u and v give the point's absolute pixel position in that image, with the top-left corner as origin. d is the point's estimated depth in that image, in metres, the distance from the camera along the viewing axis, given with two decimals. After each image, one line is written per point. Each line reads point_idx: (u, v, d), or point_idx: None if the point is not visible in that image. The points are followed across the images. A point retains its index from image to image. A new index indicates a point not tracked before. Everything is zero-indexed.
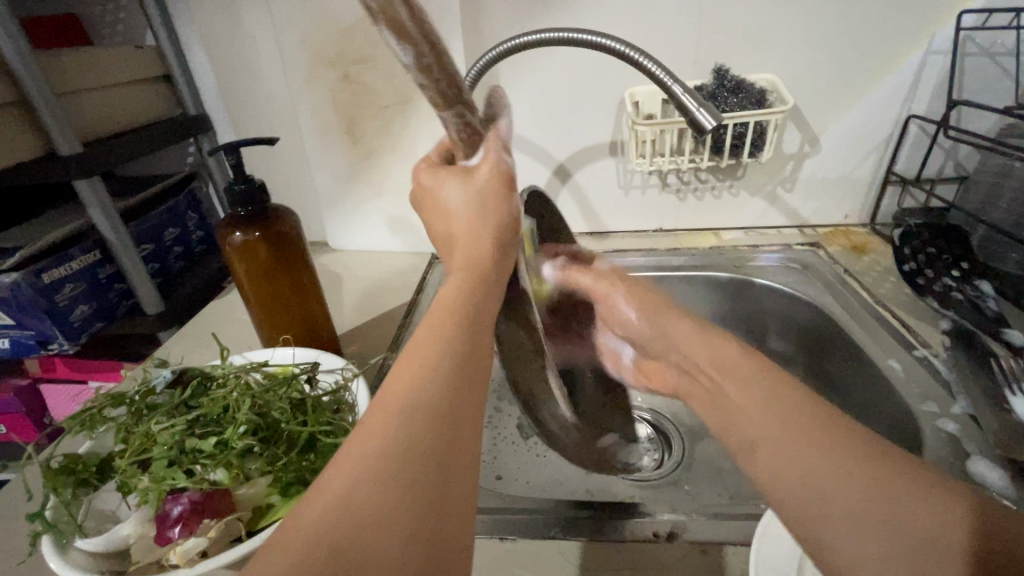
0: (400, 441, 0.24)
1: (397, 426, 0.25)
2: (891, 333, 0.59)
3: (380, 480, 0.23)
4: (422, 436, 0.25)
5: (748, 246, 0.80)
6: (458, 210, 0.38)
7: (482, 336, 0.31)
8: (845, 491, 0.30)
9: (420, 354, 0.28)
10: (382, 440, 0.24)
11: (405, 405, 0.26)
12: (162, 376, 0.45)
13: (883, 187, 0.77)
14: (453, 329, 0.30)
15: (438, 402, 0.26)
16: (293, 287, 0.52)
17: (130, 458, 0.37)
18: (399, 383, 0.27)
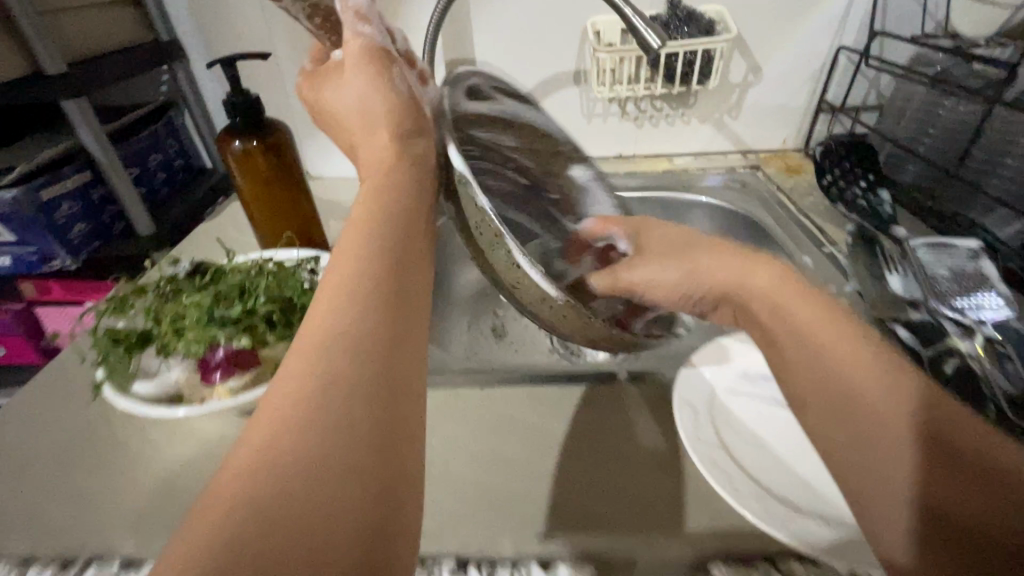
0: (322, 388, 0.26)
1: (320, 365, 0.26)
2: (807, 236, 0.70)
3: (308, 422, 0.24)
4: (350, 375, 0.26)
5: (696, 169, 0.89)
6: (361, 108, 0.45)
7: (403, 268, 0.33)
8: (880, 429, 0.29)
9: (335, 291, 0.30)
10: (305, 380, 0.26)
11: (328, 338, 0.27)
12: (183, 268, 0.51)
13: (816, 114, 0.86)
14: (373, 258, 0.32)
15: (353, 351, 0.27)
16: (289, 194, 0.58)
17: (168, 326, 0.44)
18: (319, 323, 0.28)
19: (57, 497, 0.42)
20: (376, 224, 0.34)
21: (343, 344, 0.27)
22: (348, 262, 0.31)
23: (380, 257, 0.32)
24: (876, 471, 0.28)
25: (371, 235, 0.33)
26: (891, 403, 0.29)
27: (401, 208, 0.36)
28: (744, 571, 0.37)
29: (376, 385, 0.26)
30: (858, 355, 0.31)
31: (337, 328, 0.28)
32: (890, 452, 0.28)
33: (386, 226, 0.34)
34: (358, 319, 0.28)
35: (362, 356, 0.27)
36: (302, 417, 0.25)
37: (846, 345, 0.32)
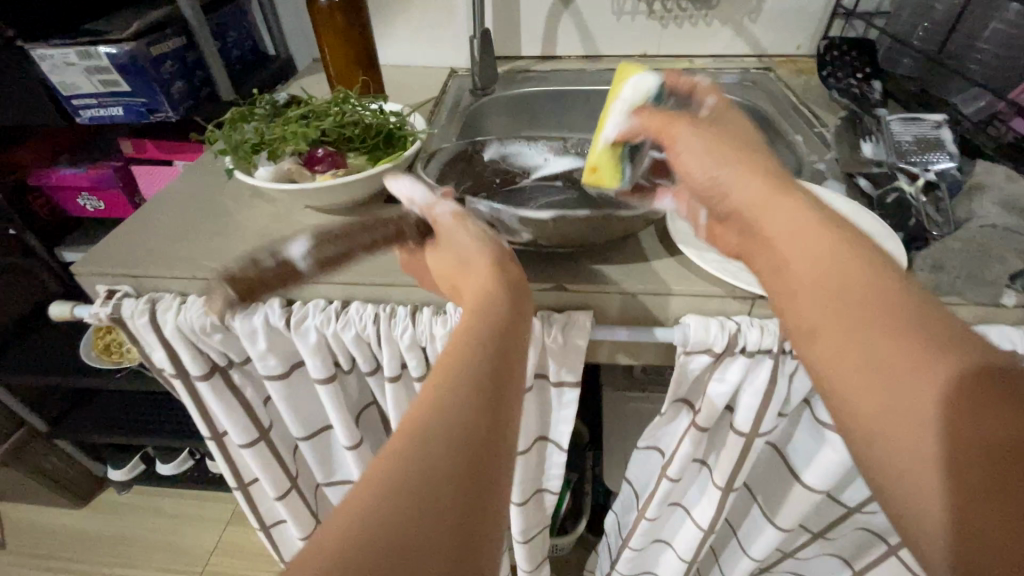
0: (421, 460, 0.29)
1: (422, 443, 0.29)
2: (804, 121, 0.79)
3: (407, 492, 0.27)
4: (450, 457, 0.29)
5: (713, 69, 0.97)
6: (456, 254, 0.45)
7: (501, 366, 0.35)
8: (894, 428, 0.31)
9: (440, 380, 0.33)
10: (408, 455, 0.29)
11: (433, 418, 0.31)
12: (280, 96, 0.64)
13: (830, 19, 0.93)
14: (478, 357, 0.35)
15: (456, 433, 0.30)
16: (360, 49, 0.69)
17: (279, 131, 0.58)
18: (426, 402, 0.32)
19: (198, 249, 0.57)
20: (481, 323, 0.38)
21: (445, 425, 0.30)
22: (456, 355, 0.35)
23: (482, 371, 0.34)
24: (903, 420, 0.30)
25: (475, 344, 0.36)
26: (915, 365, 0.31)
27: (503, 321, 0.39)
28: (704, 317, 0.50)
29: (468, 470, 0.29)
30: (868, 303, 0.34)
31: (436, 429, 0.30)
32: (918, 417, 0.30)
33: (486, 336, 0.37)
34: (461, 404, 0.32)
35: (455, 465, 0.29)
36: (402, 486, 0.27)
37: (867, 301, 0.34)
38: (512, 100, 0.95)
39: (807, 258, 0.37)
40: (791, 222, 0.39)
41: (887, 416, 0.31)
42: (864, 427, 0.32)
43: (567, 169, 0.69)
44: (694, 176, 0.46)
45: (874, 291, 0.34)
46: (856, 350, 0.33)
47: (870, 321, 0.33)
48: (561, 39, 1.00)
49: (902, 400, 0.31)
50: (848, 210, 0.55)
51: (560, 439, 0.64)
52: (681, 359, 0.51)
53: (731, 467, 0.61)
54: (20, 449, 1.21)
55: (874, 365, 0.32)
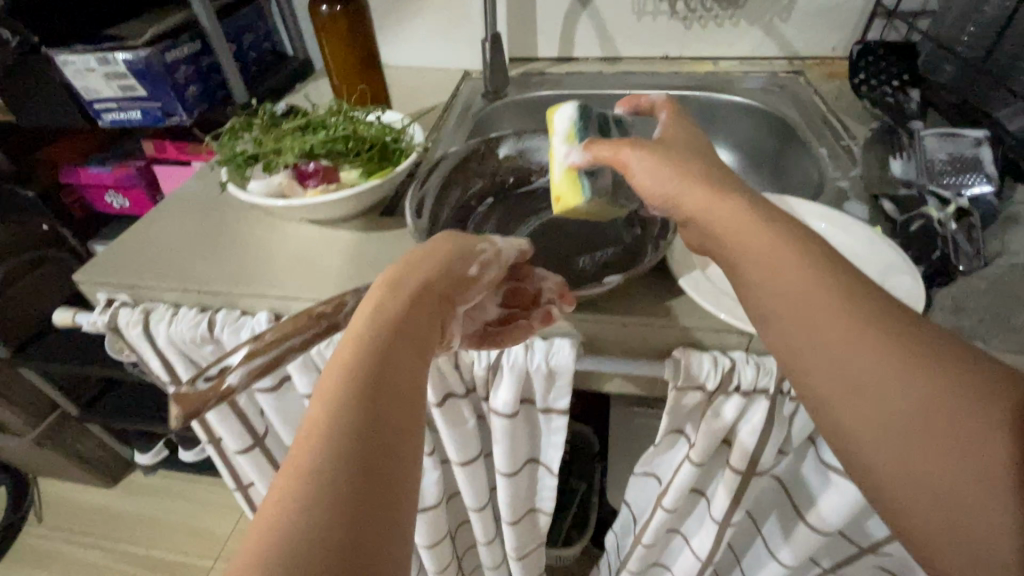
0: (328, 453, 0.27)
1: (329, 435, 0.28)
2: (830, 132, 0.74)
3: (307, 493, 0.26)
4: (354, 452, 0.28)
5: (738, 73, 0.92)
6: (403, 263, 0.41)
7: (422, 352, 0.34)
8: (944, 463, 0.29)
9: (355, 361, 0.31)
10: (311, 451, 0.27)
11: (343, 405, 0.29)
12: (280, 108, 0.63)
13: (869, 19, 0.86)
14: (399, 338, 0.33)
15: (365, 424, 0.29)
16: (363, 57, 0.68)
17: (272, 145, 0.57)
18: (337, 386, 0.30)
19: (194, 261, 0.57)
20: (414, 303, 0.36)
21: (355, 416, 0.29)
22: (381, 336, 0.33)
23: (399, 354, 0.33)
24: (959, 487, 0.28)
25: (347, 394, 0.30)
26: (969, 398, 0.29)
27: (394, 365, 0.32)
28: (697, 352, 0.47)
29: (369, 463, 0.28)
30: (883, 370, 0.31)
31: (346, 415, 0.29)
32: (978, 451, 0.28)
33: (368, 388, 0.30)
34: (371, 393, 0.30)
35: (359, 458, 0.27)
36: (306, 486, 0.26)
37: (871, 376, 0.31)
38: (525, 104, 0.93)
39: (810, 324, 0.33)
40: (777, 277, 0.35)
41: (939, 448, 0.29)
42: (910, 457, 0.30)
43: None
44: (656, 203, 0.42)
45: (888, 346, 0.31)
46: (880, 420, 0.31)
47: (891, 393, 0.30)
48: (579, 39, 0.97)
49: (953, 430, 0.29)
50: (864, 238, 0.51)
51: (550, 463, 0.62)
52: (673, 394, 0.49)
53: (729, 502, 0.58)
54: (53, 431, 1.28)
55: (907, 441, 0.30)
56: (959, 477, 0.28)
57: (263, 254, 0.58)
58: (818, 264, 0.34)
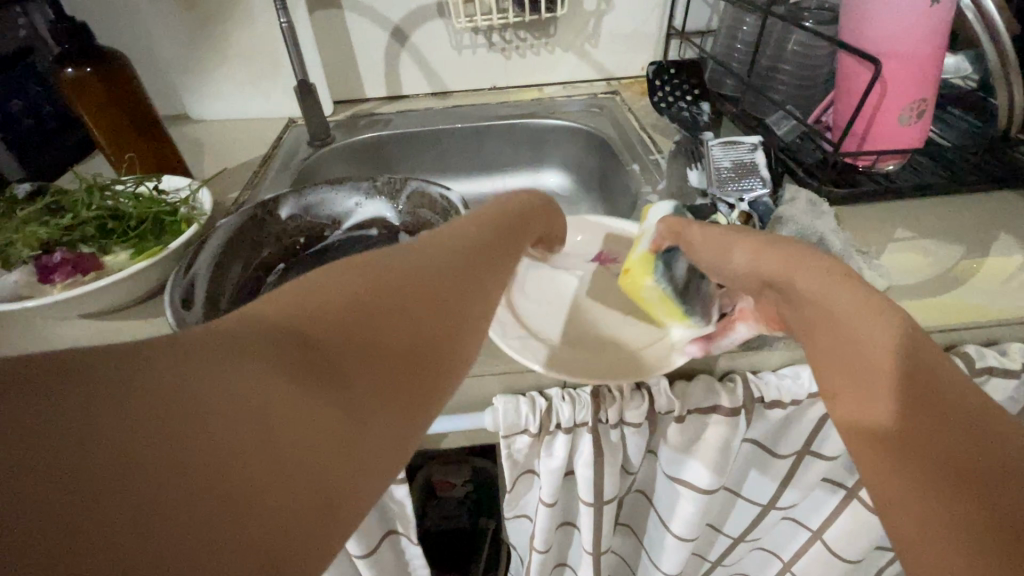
0: (362, 341, 0.25)
1: (369, 322, 0.26)
2: (642, 147, 0.78)
3: (318, 368, 0.23)
4: (384, 363, 0.25)
5: (562, 97, 0.95)
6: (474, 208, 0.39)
7: (478, 292, 0.32)
8: (875, 386, 0.31)
9: (413, 266, 0.30)
10: (340, 323, 0.25)
11: (392, 301, 0.27)
12: (23, 190, 0.54)
13: (666, 40, 0.93)
14: (456, 265, 0.31)
15: (399, 329, 0.27)
16: (134, 121, 0.61)
17: (5, 237, 0.48)
18: (391, 274, 0.28)
19: None
20: (478, 238, 0.35)
21: (394, 326, 0.26)
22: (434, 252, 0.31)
23: (455, 280, 0.31)
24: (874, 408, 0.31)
25: (436, 247, 0.32)
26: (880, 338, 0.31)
27: (492, 248, 0.35)
28: (516, 396, 0.45)
29: (396, 380, 0.25)
30: (848, 289, 0.33)
31: (388, 315, 0.26)
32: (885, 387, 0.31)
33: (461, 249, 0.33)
34: (417, 307, 0.28)
35: (388, 365, 0.25)
36: (315, 352, 0.23)
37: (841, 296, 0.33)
38: (357, 147, 0.89)
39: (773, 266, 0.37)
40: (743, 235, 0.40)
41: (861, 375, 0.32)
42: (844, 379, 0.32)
43: (379, 215, 0.63)
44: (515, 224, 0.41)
45: (856, 307, 0.33)
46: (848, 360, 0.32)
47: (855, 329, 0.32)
48: (404, 76, 0.95)
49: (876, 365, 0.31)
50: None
51: (410, 531, 0.58)
52: (502, 442, 0.47)
53: (593, 530, 0.57)
54: None
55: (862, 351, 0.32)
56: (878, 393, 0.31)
57: (15, 369, 0.48)
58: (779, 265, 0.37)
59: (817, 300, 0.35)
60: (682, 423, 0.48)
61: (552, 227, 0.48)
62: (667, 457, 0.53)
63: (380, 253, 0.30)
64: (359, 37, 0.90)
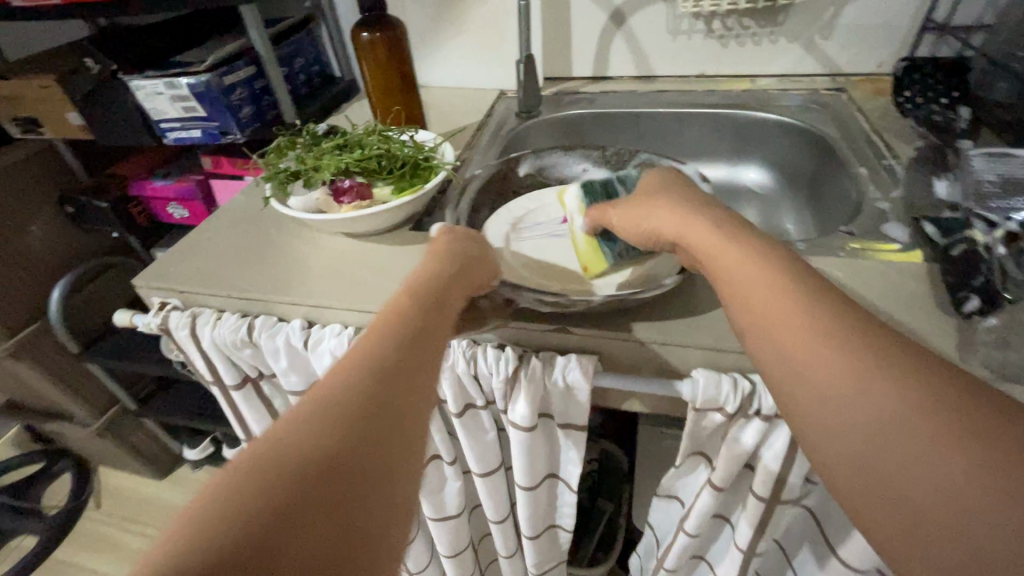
0: (300, 468, 0.27)
1: (299, 439, 0.28)
2: (874, 150, 0.72)
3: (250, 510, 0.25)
4: (327, 485, 0.27)
5: (777, 90, 0.91)
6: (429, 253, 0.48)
7: (404, 378, 0.34)
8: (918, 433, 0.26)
9: (342, 373, 0.32)
10: (277, 452, 0.28)
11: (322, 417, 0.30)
12: (322, 127, 0.68)
13: (918, 35, 0.83)
14: (372, 353, 0.34)
15: (326, 434, 0.29)
16: (400, 80, 0.72)
17: (311, 163, 0.61)
18: (325, 390, 0.31)
19: (238, 271, 0.61)
20: (381, 323, 0.37)
21: (327, 439, 0.29)
22: (357, 349, 0.34)
23: (372, 371, 0.33)
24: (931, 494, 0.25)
25: (327, 409, 0.30)
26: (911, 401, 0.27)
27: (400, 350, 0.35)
28: (718, 373, 0.47)
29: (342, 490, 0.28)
30: (857, 367, 0.29)
31: (316, 430, 0.29)
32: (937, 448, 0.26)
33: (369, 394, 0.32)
34: (346, 413, 0.30)
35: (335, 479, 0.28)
36: (258, 491, 0.26)
37: (915, 417, 0.27)
38: (560, 122, 0.94)
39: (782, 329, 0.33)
40: (765, 271, 0.36)
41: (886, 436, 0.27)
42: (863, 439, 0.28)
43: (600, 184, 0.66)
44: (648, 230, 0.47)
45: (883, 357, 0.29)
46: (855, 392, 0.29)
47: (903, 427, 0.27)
48: (614, 58, 0.98)
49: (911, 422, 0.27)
50: (880, 288, 0.51)
51: (570, 479, 0.62)
52: (693, 415, 0.48)
53: (753, 530, 0.56)
54: (112, 424, 1.37)
55: (932, 474, 0.26)
56: (918, 460, 0.26)
57: (301, 266, 0.61)
58: (825, 291, 0.33)
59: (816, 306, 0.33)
60: None
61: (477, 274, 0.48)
62: None
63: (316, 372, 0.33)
64: (579, 17, 0.94)
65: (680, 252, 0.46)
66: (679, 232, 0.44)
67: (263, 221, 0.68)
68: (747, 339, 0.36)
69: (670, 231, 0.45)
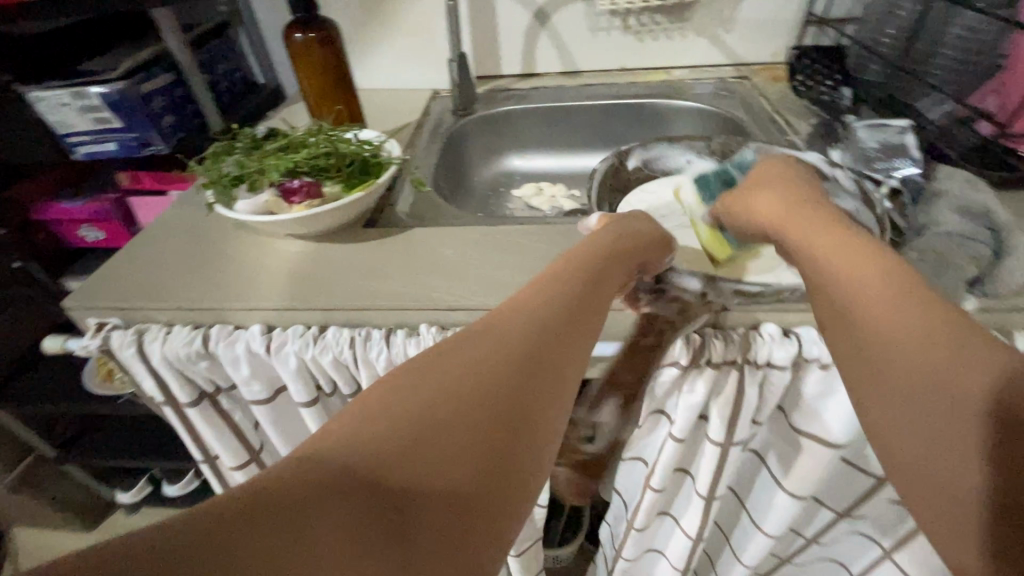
0: (420, 464, 0.31)
1: (417, 434, 0.32)
2: (778, 129, 0.81)
3: (371, 483, 0.29)
4: (441, 482, 0.31)
5: (690, 79, 0.99)
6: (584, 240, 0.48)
7: (527, 396, 0.36)
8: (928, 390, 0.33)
9: (471, 378, 0.35)
10: (394, 437, 0.31)
11: (447, 417, 0.33)
12: (261, 131, 0.67)
13: (804, 27, 0.94)
14: (507, 366, 0.37)
15: (452, 438, 0.33)
16: (337, 80, 0.72)
17: (254, 165, 0.60)
18: (455, 392, 0.34)
19: (183, 281, 0.59)
20: (515, 328, 0.39)
21: (448, 441, 0.32)
22: (486, 353, 0.37)
23: (503, 380, 0.36)
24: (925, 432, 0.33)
25: (452, 417, 0.33)
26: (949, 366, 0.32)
27: (532, 366, 0.37)
28: (670, 331, 0.51)
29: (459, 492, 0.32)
30: (925, 340, 0.34)
31: (438, 432, 0.32)
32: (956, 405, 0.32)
33: (507, 363, 0.37)
34: (468, 420, 0.34)
35: (453, 480, 0.31)
36: (382, 467, 0.30)
37: (943, 369, 0.33)
38: (493, 118, 0.97)
39: (834, 269, 0.39)
40: (859, 245, 0.39)
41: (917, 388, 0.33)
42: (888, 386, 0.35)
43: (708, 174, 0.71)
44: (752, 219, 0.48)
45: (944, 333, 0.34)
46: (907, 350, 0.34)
47: (937, 385, 0.33)
48: (540, 54, 1.02)
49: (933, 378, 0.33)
50: None
51: None
52: (651, 373, 0.53)
53: (711, 474, 0.62)
54: (28, 477, 1.23)
55: (938, 418, 0.32)
56: (932, 408, 0.33)
57: (252, 270, 0.60)
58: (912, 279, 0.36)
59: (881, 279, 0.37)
60: (823, 372, 0.52)
61: (649, 258, 0.49)
62: (797, 405, 0.57)
63: (443, 365, 0.36)
64: (504, 17, 0.98)
65: (775, 242, 0.46)
66: (779, 224, 0.44)
67: (204, 230, 0.65)
68: (818, 300, 0.40)
69: (766, 222, 0.46)
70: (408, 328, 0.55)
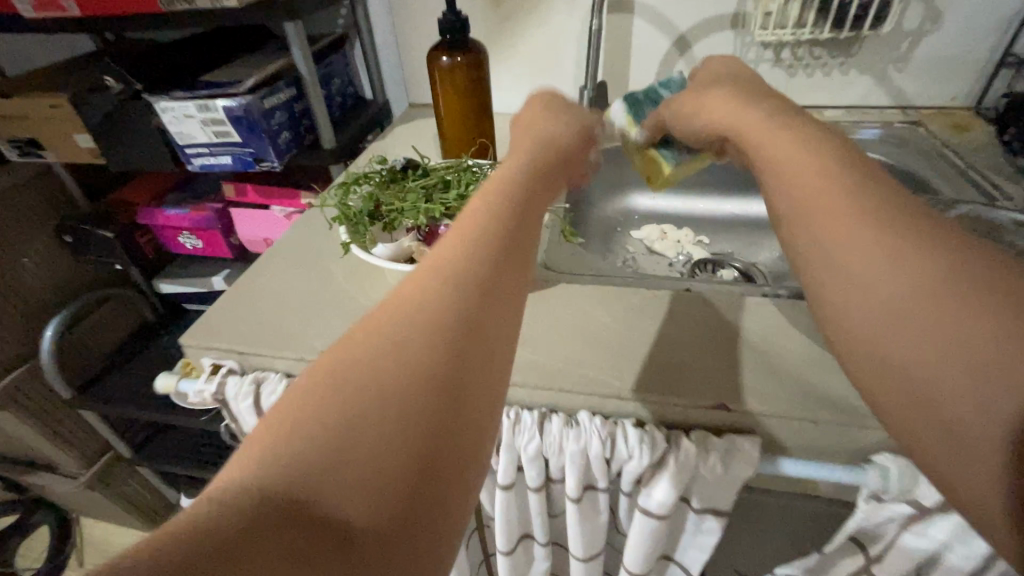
0: (364, 440, 0.24)
1: (363, 409, 0.25)
2: (979, 191, 0.70)
3: (295, 489, 0.23)
4: (394, 464, 0.24)
5: (848, 120, 0.87)
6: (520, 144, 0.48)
7: (490, 331, 0.30)
8: (913, 301, 0.28)
9: (408, 325, 0.29)
10: (327, 424, 0.25)
11: (391, 379, 0.27)
12: (397, 162, 0.60)
13: (996, 70, 0.81)
14: (454, 300, 0.30)
15: (394, 400, 0.26)
16: (477, 108, 0.65)
17: (396, 203, 0.53)
18: (389, 345, 0.28)
19: (305, 325, 0.52)
20: (462, 256, 0.33)
21: (399, 408, 0.26)
22: (427, 294, 0.31)
23: (451, 324, 0.29)
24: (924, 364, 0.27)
25: (392, 375, 0.27)
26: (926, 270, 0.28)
27: (485, 294, 0.31)
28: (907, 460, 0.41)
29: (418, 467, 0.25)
30: (889, 245, 0.30)
31: (378, 403, 0.26)
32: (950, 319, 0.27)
33: (466, 288, 0.31)
34: (423, 379, 0.27)
35: (408, 461, 0.25)
36: (311, 462, 0.23)
37: (922, 283, 0.28)
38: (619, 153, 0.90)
39: (821, 201, 0.33)
40: (812, 152, 0.36)
41: (904, 311, 0.29)
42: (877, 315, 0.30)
43: None
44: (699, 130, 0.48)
45: (905, 233, 0.30)
46: (884, 262, 0.30)
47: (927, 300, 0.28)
48: None
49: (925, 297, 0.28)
50: None
51: (688, 564, 0.54)
52: (867, 504, 0.43)
53: None
54: (104, 474, 1.23)
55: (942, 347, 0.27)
56: (920, 330, 0.28)
57: None
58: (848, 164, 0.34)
59: (827, 180, 0.34)
60: None
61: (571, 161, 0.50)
62: None
63: (374, 323, 0.29)
64: (639, 43, 0.90)
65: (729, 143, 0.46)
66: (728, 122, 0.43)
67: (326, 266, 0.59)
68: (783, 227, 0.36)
69: (721, 127, 0.45)
70: (565, 414, 0.46)
